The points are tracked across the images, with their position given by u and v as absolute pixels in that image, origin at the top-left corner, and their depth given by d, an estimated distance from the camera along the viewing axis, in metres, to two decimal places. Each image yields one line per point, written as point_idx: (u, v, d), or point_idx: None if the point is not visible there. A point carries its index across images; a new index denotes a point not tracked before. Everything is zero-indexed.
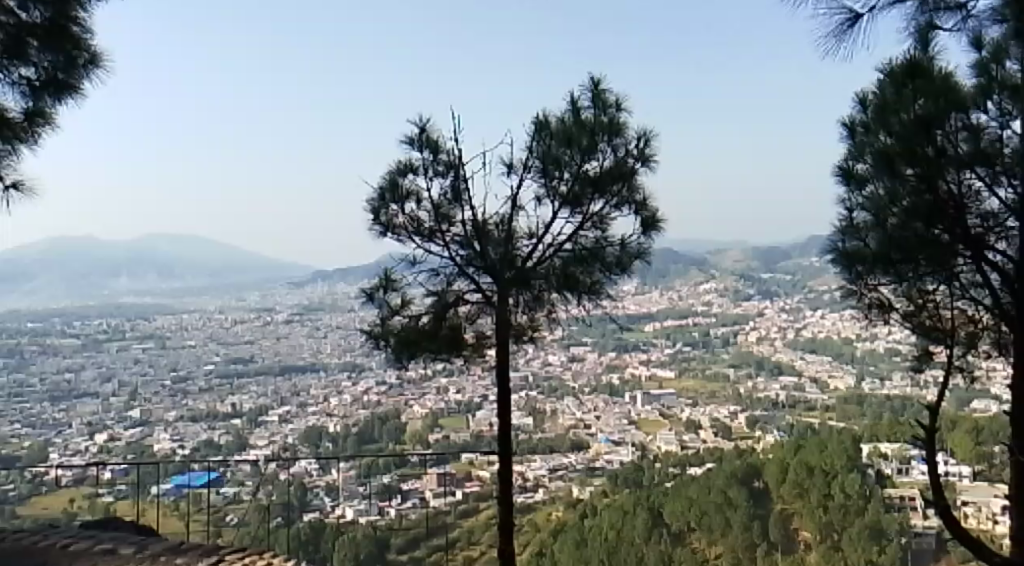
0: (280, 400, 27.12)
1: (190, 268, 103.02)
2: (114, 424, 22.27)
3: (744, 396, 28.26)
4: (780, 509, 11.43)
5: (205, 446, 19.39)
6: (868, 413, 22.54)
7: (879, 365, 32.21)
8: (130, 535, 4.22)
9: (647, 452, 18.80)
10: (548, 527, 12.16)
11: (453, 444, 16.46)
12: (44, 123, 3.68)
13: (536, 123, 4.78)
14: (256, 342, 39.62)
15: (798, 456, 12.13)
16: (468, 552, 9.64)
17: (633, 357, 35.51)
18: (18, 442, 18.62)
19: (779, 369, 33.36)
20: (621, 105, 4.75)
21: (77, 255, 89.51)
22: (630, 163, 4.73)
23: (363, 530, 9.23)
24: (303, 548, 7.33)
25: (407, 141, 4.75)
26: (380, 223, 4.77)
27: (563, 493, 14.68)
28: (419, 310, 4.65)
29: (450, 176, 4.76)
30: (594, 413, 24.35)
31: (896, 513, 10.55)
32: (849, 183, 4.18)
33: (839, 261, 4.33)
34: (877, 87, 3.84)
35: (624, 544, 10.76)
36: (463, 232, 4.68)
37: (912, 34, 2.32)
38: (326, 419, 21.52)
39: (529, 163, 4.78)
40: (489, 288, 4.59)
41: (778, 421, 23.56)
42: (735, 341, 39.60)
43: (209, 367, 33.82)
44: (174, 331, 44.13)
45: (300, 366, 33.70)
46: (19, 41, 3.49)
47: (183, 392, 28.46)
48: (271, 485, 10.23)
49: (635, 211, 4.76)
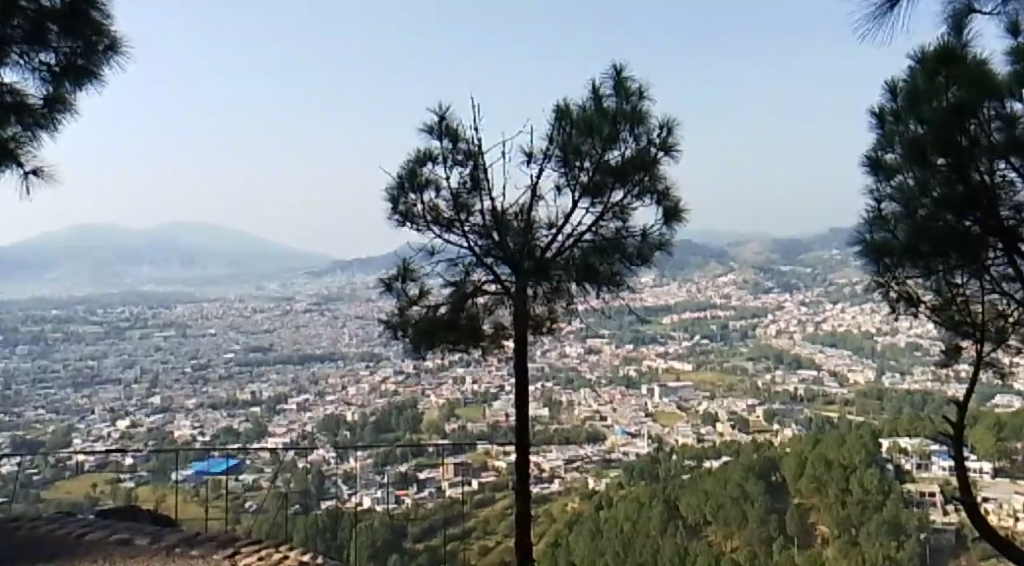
0: (299, 388, 27.27)
1: (209, 256, 103.74)
2: (135, 411, 22.50)
3: (762, 390, 27.99)
4: (798, 504, 11.30)
5: (224, 432, 19.49)
6: (888, 409, 22.26)
7: (901, 360, 31.79)
8: (146, 526, 4.18)
9: (664, 444, 18.71)
10: (564, 518, 12.14)
11: (470, 434, 16.46)
12: (64, 109, 3.69)
13: (557, 111, 4.71)
14: (275, 331, 39.82)
15: (817, 450, 11.98)
16: (484, 542, 9.59)
17: (650, 350, 35.33)
18: (42, 427, 18.86)
19: (798, 362, 33.05)
20: (644, 93, 4.69)
21: (100, 244, 90.38)
22: (652, 152, 4.65)
23: (379, 518, 9.23)
24: (321, 537, 7.39)
25: (427, 130, 4.71)
26: (399, 213, 4.73)
27: (579, 484, 14.57)
28: (437, 300, 4.62)
29: (469, 166, 4.70)
30: (610, 405, 24.25)
31: (914, 509, 10.46)
32: (878, 173, 4.09)
33: (865, 252, 4.24)
34: (907, 74, 3.77)
35: (641, 537, 10.68)
36: (482, 223, 4.62)
37: (949, 18, 2.22)
38: (344, 408, 21.62)
39: (549, 152, 4.70)
40: (507, 279, 4.55)
41: (796, 415, 23.36)
42: (754, 333, 39.30)
43: (229, 355, 34.05)
44: (194, 319, 44.41)
45: (318, 356, 33.84)
46: (40, 27, 3.48)
47: (203, 380, 28.70)
48: (289, 473, 10.28)
49: (657, 201, 4.69)
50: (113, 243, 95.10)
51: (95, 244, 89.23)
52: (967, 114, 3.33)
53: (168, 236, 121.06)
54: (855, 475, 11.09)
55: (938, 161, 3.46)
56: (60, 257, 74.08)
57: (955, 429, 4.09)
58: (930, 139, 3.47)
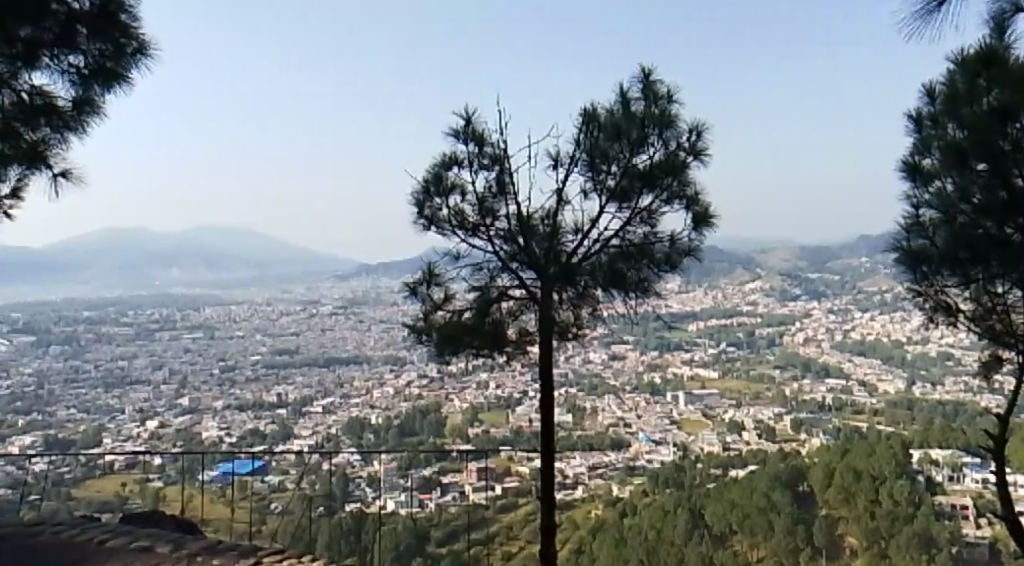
0: (324, 391, 27.46)
1: (238, 259, 104.96)
2: (164, 411, 22.79)
3: (789, 398, 27.69)
4: (825, 515, 10.98)
5: (250, 433, 19.64)
6: (919, 419, 21.89)
7: (932, 369, 31.25)
8: (170, 533, 4.16)
9: (689, 452, 18.52)
10: (587, 525, 12.04)
11: (494, 439, 16.43)
12: (93, 112, 3.70)
13: (584, 115, 4.65)
14: (301, 334, 40.13)
15: (846, 460, 11.78)
16: (507, 547, 9.50)
17: (675, 356, 35.08)
18: (74, 427, 19.18)
19: (826, 371, 32.62)
20: (672, 97, 4.61)
21: (131, 247, 91.83)
22: (681, 156, 4.57)
23: (402, 521, 9.17)
24: (346, 539, 7.39)
25: (452, 134, 4.68)
26: (424, 217, 4.68)
27: (602, 491, 14.47)
28: (462, 305, 4.57)
29: (495, 170, 4.65)
30: (635, 412, 24.09)
31: (946, 521, 10.22)
32: (917, 180, 4.10)
33: (903, 259, 4.19)
34: (948, 79, 3.76)
35: (665, 545, 10.59)
36: (507, 227, 4.56)
37: (992, 19, 2.12)
38: (369, 411, 21.73)
39: (576, 157, 4.64)
40: (533, 284, 4.48)
41: (824, 424, 23.05)
42: (781, 341, 38.90)
43: (256, 357, 34.38)
44: (222, 321, 44.90)
45: (343, 359, 34.04)
46: (70, 29, 3.48)
47: (230, 382, 29.01)
48: (314, 475, 10.31)
49: (686, 206, 4.60)
50: (145, 247, 96.59)
51: (127, 248, 90.72)
52: (1008, 119, 3.22)
53: (197, 240, 122.90)
54: (884, 487, 10.79)
55: (980, 167, 3.38)
56: (93, 262, 75.52)
57: (998, 443, 3.97)
58: (972, 141, 3.37)
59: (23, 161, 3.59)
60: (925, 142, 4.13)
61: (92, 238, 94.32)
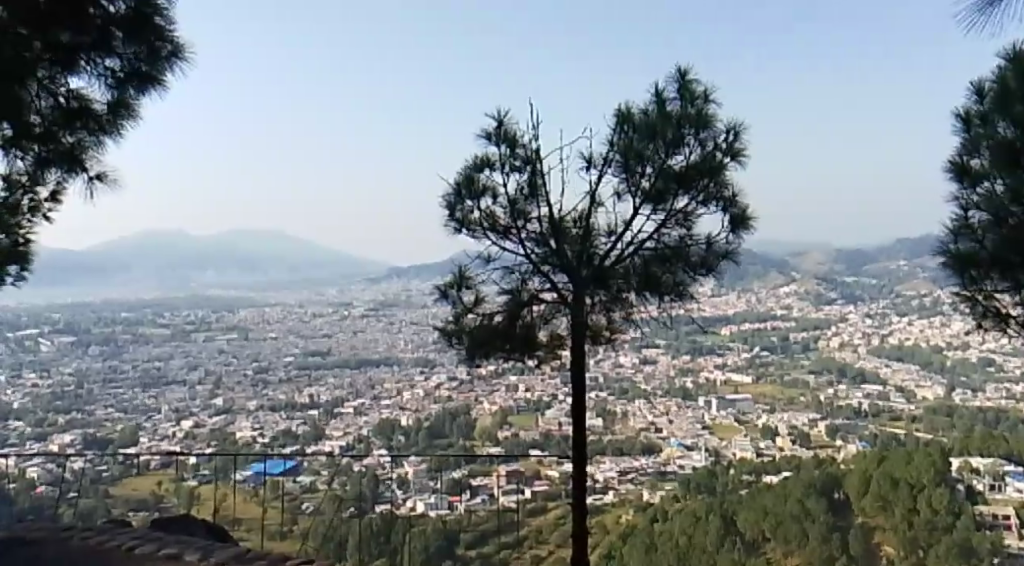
0: (356, 392, 27.57)
1: (271, 262, 106.16)
2: (199, 412, 23.05)
3: (825, 404, 27.22)
4: (861, 524, 10.59)
5: (282, 433, 19.77)
6: (959, 426, 21.35)
7: (972, 374, 30.51)
8: (199, 540, 4.14)
9: (721, 458, 18.26)
10: (618, 530, 11.88)
11: (523, 442, 16.32)
12: (128, 113, 3.71)
13: (618, 115, 4.57)
14: (333, 336, 40.42)
15: (882, 467, 11.48)
16: (536, 551, 9.38)
17: (707, 360, 34.66)
18: (111, 426, 19.50)
19: (862, 377, 32.03)
20: (709, 96, 4.52)
21: (168, 251, 93.38)
22: (718, 157, 4.47)
23: (432, 523, 9.12)
24: (376, 540, 7.36)
25: (484, 135, 4.62)
26: (455, 219, 4.63)
27: (633, 496, 14.31)
28: (492, 307, 4.49)
29: (527, 171, 4.58)
30: (666, 417, 23.84)
31: (987, 532, 9.89)
32: (964, 181, 4.05)
33: (949, 263, 4.10)
34: (998, 76, 3.82)
35: (697, 551, 10.42)
36: (539, 229, 4.49)
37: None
38: (399, 413, 21.77)
39: (610, 158, 4.55)
40: (565, 288, 4.41)
41: (860, 430, 22.60)
42: (816, 346, 38.31)
43: (289, 359, 34.68)
44: (255, 323, 45.36)
45: (374, 361, 34.17)
46: (105, 34, 3.45)
47: (263, 382, 29.32)
48: (346, 476, 10.30)
49: (723, 208, 4.50)
50: (182, 250, 98.21)
51: (164, 251, 92.33)
52: None
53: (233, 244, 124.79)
54: (923, 495, 10.44)
55: None
56: (131, 264, 76.92)
57: None
58: None
59: (61, 162, 3.70)
60: (974, 141, 3.99)
61: (131, 240, 96.12)
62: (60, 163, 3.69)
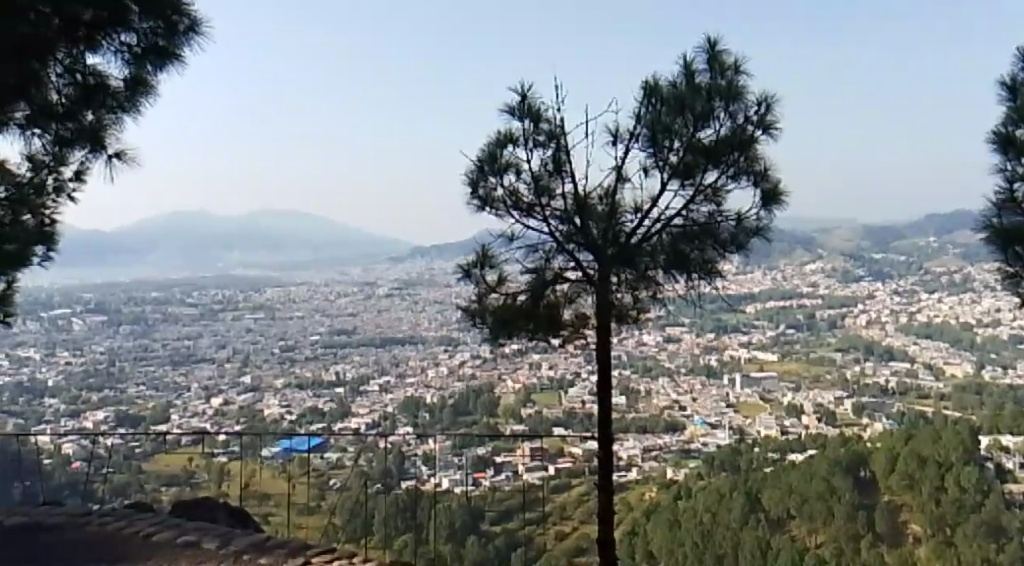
0: (381, 371, 27.73)
1: (296, 241, 106.89)
2: (227, 390, 23.30)
3: (851, 382, 26.91)
4: (888, 501, 10.45)
5: (309, 411, 19.91)
6: (989, 405, 20.99)
7: (1002, 353, 29.98)
8: (218, 526, 4.09)
9: (746, 435, 18.14)
10: (641, 507, 11.80)
11: (547, 420, 16.26)
12: (146, 91, 3.61)
13: (645, 87, 4.39)
14: (358, 315, 40.60)
15: (908, 444, 11.20)
16: (560, 529, 9.39)
17: (732, 338, 34.43)
18: (142, 403, 19.78)
19: (890, 354, 31.58)
20: (739, 68, 4.35)
21: (195, 232, 94.36)
22: (750, 131, 4.32)
23: (456, 500, 9.05)
24: (398, 517, 7.29)
25: (507, 109, 4.48)
26: (479, 197, 4.52)
27: (657, 474, 14.22)
28: (516, 287, 4.38)
29: (552, 147, 4.44)
30: (691, 395, 23.67)
31: (1016, 510, 9.76)
32: (1008, 153, 3.85)
33: (992, 238, 3.91)
34: None
35: (721, 529, 10.24)
36: (563, 207, 4.35)
37: None
38: (424, 391, 21.82)
39: (636, 131, 4.38)
40: (590, 266, 4.30)
41: (887, 408, 22.33)
42: (843, 323, 37.79)
43: (315, 337, 34.88)
44: (282, 303, 45.69)
45: (399, 339, 34.26)
46: (121, 7, 3.37)
47: (290, 361, 29.57)
48: (371, 452, 10.24)
49: (754, 182, 4.35)
50: (207, 230, 98.96)
51: (190, 232, 93.11)
52: None
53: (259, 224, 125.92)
54: (950, 474, 10.28)
55: None
56: (159, 245, 77.83)
57: None
58: None
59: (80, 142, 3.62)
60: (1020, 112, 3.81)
61: (159, 221, 97.01)
62: (82, 141, 3.63)
